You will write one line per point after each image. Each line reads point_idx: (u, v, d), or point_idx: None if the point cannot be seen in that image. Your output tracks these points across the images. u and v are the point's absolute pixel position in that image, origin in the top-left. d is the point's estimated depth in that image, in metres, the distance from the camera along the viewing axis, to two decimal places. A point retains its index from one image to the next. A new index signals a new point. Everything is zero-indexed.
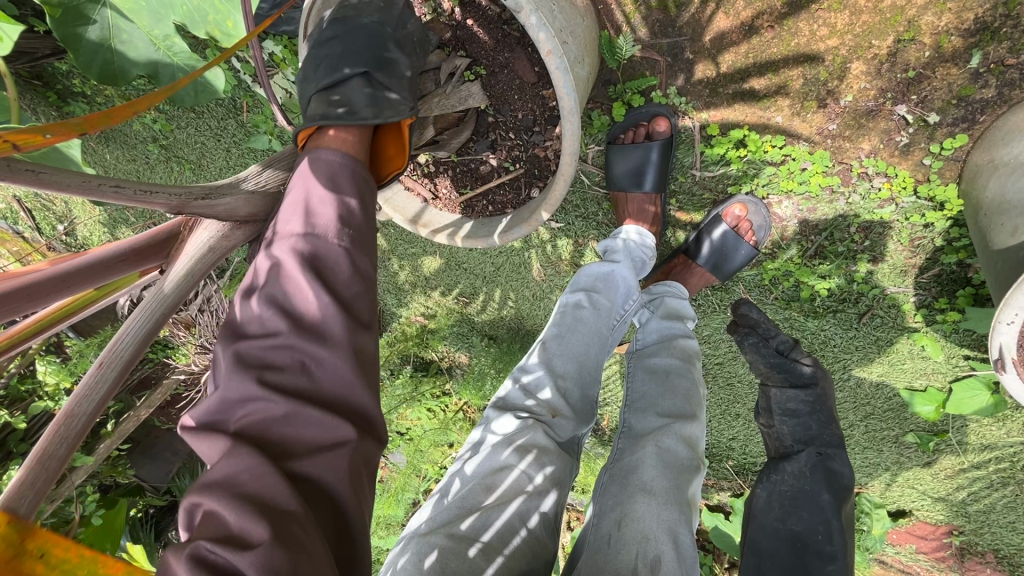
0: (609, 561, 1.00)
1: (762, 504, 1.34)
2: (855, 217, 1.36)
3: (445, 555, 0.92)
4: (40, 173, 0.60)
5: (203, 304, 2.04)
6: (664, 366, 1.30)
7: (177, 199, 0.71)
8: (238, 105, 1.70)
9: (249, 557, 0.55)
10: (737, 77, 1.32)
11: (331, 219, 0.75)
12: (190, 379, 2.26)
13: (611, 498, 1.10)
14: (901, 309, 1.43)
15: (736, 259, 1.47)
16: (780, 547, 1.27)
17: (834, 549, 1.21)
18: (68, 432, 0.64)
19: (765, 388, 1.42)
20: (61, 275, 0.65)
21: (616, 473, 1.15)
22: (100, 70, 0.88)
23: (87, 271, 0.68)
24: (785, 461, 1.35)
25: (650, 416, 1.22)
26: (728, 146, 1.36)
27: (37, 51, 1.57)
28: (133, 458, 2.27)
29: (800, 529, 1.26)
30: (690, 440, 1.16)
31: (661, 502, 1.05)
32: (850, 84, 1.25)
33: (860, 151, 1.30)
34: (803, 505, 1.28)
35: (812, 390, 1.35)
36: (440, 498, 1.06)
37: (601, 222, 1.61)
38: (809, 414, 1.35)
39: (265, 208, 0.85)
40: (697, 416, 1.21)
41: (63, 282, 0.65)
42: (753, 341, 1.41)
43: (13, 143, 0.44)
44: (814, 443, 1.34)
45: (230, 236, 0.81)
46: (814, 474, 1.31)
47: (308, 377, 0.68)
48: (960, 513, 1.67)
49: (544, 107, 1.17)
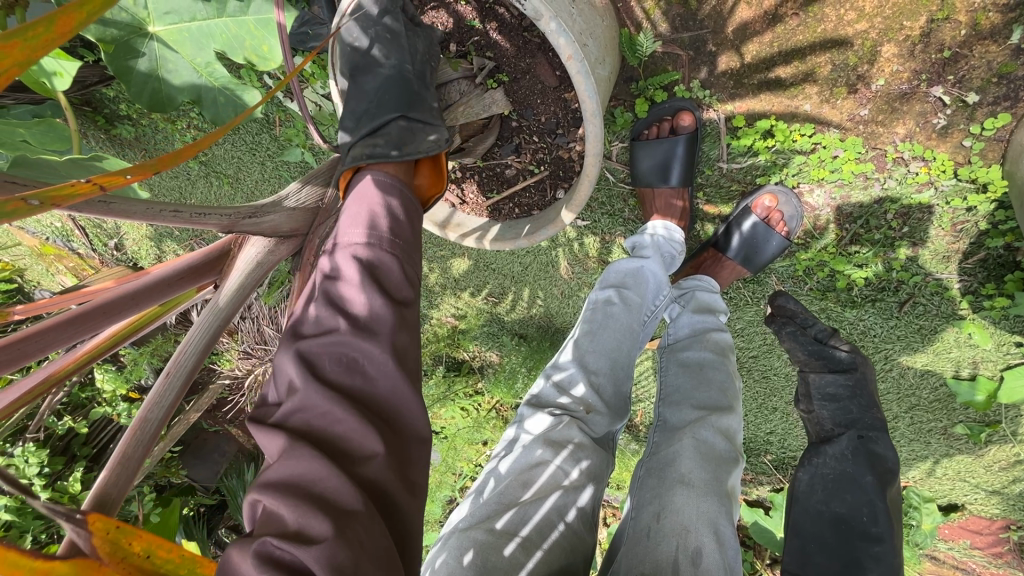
0: (650, 552, 1.01)
1: (804, 488, 1.33)
2: (892, 203, 1.32)
3: (484, 550, 0.96)
4: (110, 203, 0.65)
5: (245, 311, 2.15)
6: (697, 359, 1.29)
7: (228, 219, 0.77)
8: (272, 120, 1.78)
9: (314, 552, 0.59)
10: (761, 66, 1.30)
11: (387, 231, 0.86)
12: (235, 384, 2.37)
13: (649, 491, 1.11)
14: (945, 296, 1.39)
15: (767, 251, 1.45)
16: (824, 529, 1.27)
17: (880, 530, 1.23)
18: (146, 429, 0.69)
19: (803, 375, 1.39)
20: (132, 294, 0.70)
21: (653, 466, 1.16)
22: (150, 98, 0.94)
23: (152, 290, 0.74)
24: (826, 444, 1.32)
25: (687, 411, 1.21)
26: (755, 136, 1.34)
27: (88, 79, 1.69)
28: (186, 459, 2.40)
29: (845, 511, 1.26)
30: (727, 431, 1.15)
31: (705, 494, 1.05)
32: (882, 68, 1.22)
33: (895, 135, 1.26)
34: (847, 489, 1.27)
35: (852, 375, 1.32)
36: (478, 494, 1.08)
37: (628, 219, 1.61)
38: (850, 398, 1.32)
39: (304, 222, 0.91)
40: (733, 408, 1.20)
41: (132, 301, 0.70)
42: (791, 330, 1.37)
43: (101, 183, 0.50)
44: (856, 426, 1.32)
45: (276, 251, 0.86)
46: (856, 457, 1.28)
47: (363, 376, 0.75)
48: (1018, 506, 1.60)
49: (566, 109, 1.18)
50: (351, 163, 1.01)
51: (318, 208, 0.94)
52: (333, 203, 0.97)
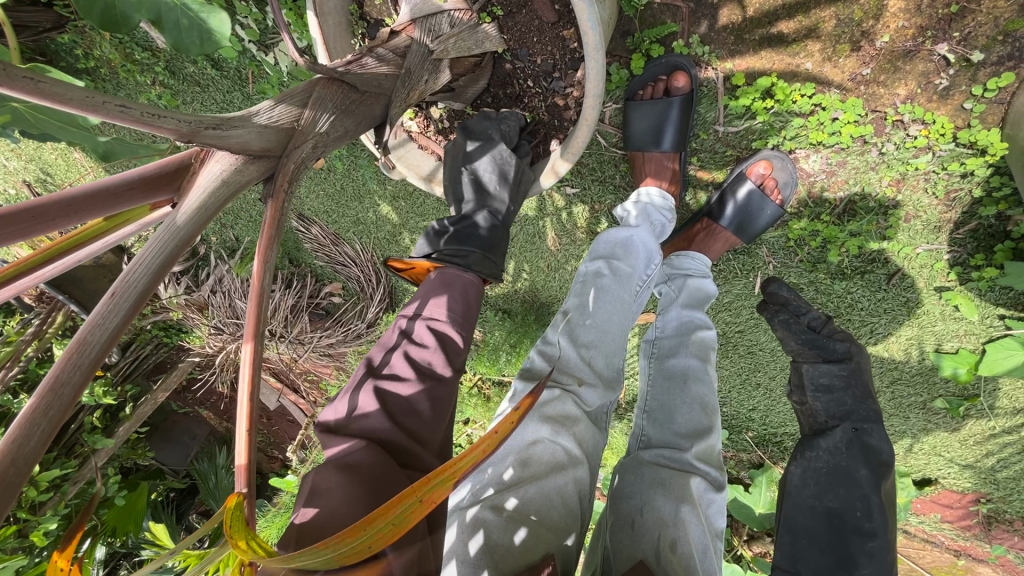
0: (631, 543, 0.98)
1: (795, 481, 1.28)
2: (888, 168, 1.30)
3: (490, 530, 0.88)
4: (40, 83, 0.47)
5: (217, 284, 2.06)
6: (681, 368, 1.24)
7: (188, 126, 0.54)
8: (244, 76, 1.66)
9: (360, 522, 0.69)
10: (764, 21, 1.25)
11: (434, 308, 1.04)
12: (205, 362, 2.24)
13: (631, 486, 1.07)
14: (934, 267, 1.38)
15: (761, 220, 1.43)
16: (817, 525, 1.22)
17: (874, 526, 1.19)
18: (82, 360, 0.46)
19: (796, 365, 1.39)
20: (70, 197, 0.49)
21: (633, 464, 1.12)
22: (101, 14, 0.84)
23: (97, 198, 0.52)
24: (819, 437, 1.29)
25: (667, 430, 1.16)
26: (754, 96, 1.30)
27: (40, 24, 1.59)
28: (153, 441, 2.29)
29: (837, 505, 1.22)
30: (706, 456, 1.10)
31: (685, 498, 1.01)
32: (887, 24, 1.18)
33: (896, 97, 1.24)
34: (841, 482, 1.23)
35: (847, 364, 1.31)
36: (478, 473, 0.99)
37: (619, 186, 1.56)
38: (844, 389, 1.30)
39: (279, 142, 0.65)
40: (713, 427, 1.14)
41: (72, 209, 0.49)
42: (783, 318, 1.38)
43: None
44: (850, 418, 1.29)
45: (247, 172, 0.61)
46: (850, 449, 1.25)
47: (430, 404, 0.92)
48: (989, 480, 1.63)
49: (564, 49, 1.11)
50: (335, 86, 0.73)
51: (293, 129, 0.67)
52: (312, 124, 0.69)
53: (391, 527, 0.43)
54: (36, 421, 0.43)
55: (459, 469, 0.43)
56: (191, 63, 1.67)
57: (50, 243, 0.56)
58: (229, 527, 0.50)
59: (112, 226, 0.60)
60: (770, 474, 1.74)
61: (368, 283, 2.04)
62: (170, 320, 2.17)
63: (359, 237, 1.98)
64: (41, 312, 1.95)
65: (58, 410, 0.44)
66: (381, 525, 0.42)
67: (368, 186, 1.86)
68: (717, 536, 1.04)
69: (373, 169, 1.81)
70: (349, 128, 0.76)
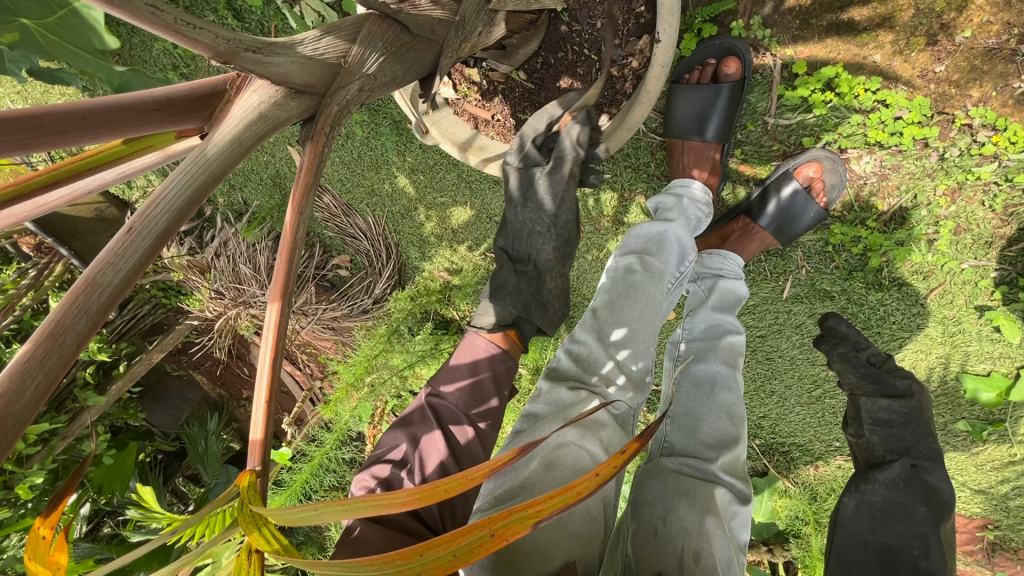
0: (653, 553, 0.91)
1: (850, 513, 1.21)
2: (946, 176, 1.23)
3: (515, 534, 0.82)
4: None
5: (221, 248, 1.98)
6: (709, 375, 1.17)
7: (225, 45, 0.50)
8: (268, 28, 1.55)
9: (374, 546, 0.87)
10: (834, 6, 1.19)
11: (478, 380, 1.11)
12: (203, 326, 2.17)
13: (652, 492, 1.01)
14: (978, 285, 1.31)
15: (802, 222, 1.36)
16: (868, 559, 1.12)
17: (931, 566, 1.07)
18: (90, 303, 0.41)
19: (853, 399, 1.34)
20: (86, 109, 0.45)
21: (655, 470, 1.06)
22: None
23: (117, 115, 0.47)
24: (876, 470, 1.23)
25: (692, 439, 1.09)
26: (814, 87, 1.23)
27: None
28: (143, 402, 2.22)
29: (893, 541, 1.11)
30: (732, 467, 1.04)
31: (710, 510, 0.95)
32: (970, 17, 1.11)
33: (967, 99, 1.17)
34: (896, 518, 1.14)
35: (908, 403, 1.26)
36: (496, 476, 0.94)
37: (652, 175, 1.49)
38: (904, 426, 1.25)
39: (322, 79, 0.61)
40: (740, 438, 1.08)
41: (87, 123, 0.45)
42: (842, 351, 1.35)
43: None
44: (909, 454, 1.22)
45: (285, 107, 0.57)
46: (908, 485, 1.18)
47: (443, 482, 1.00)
48: (1000, 507, 1.54)
49: (628, 12, 1.08)
50: (385, 25, 0.69)
51: (340, 65, 0.63)
52: (360, 63, 0.66)
53: (450, 558, 0.37)
54: (29, 372, 0.37)
55: (542, 512, 0.37)
56: (212, 11, 1.58)
57: (64, 161, 0.49)
58: (245, 505, 0.46)
59: (130, 151, 0.54)
60: (774, 485, 1.67)
61: (377, 258, 1.96)
62: (169, 280, 2.09)
63: (372, 210, 1.90)
64: (39, 261, 1.88)
65: (58, 359, 0.39)
66: (442, 553, 0.37)
67: (387, 155, 1.77)
68: (741, 550, 0.98)
69: (394, 139, 1.73)
70: (398, 72, 0.72)
